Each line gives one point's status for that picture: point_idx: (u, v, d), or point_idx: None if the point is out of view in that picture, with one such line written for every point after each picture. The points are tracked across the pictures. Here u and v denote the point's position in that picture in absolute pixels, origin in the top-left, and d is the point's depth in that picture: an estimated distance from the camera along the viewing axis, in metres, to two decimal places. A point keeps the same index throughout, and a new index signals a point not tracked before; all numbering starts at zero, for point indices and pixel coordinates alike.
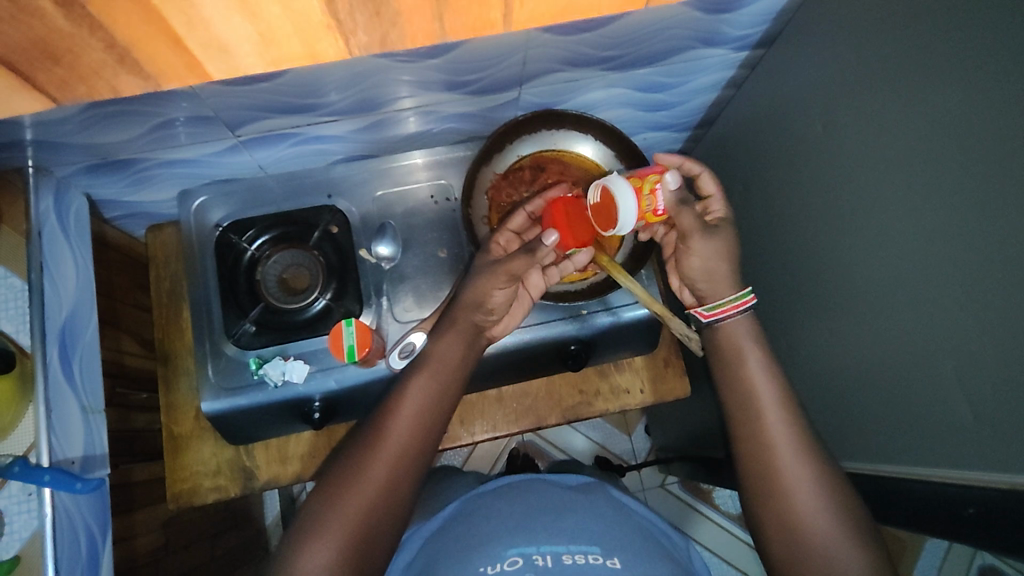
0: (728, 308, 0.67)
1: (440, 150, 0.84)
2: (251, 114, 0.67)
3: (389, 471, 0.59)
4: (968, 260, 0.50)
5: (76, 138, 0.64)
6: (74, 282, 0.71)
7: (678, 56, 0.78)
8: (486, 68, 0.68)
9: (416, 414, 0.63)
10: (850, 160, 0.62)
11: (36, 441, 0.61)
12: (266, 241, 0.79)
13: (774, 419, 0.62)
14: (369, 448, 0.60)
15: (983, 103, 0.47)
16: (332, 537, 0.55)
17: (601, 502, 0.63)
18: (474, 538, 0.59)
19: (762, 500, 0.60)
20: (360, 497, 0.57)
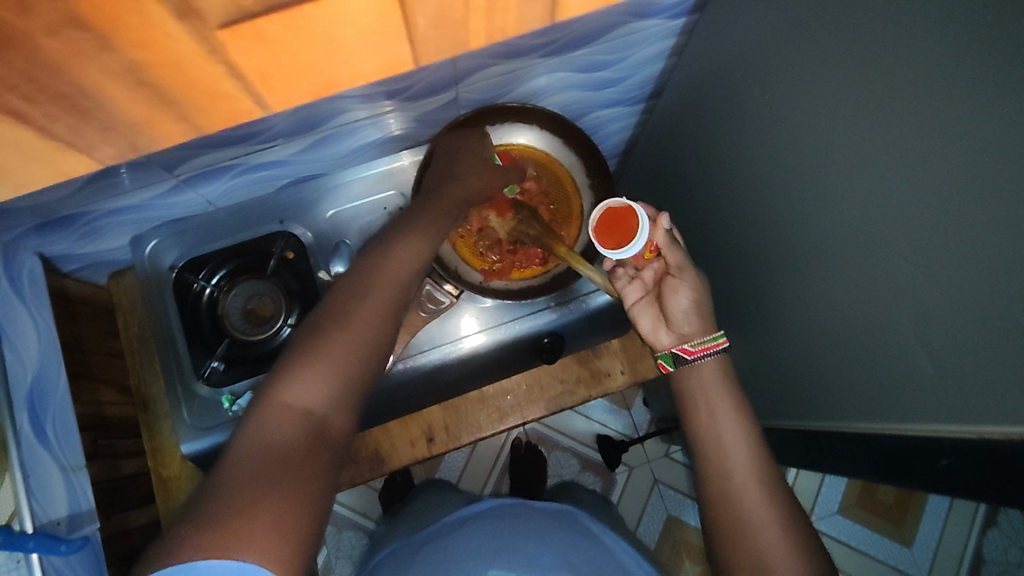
0: (701, 348, 0.69)
1: (383, 162, 0.84)
2: (191, 152, 0.67)
3: (379, 317, 0.58)
4: (901, 214, 0.48)
5: (19, 204, 0.64)
6: (35, 345, 0.71)
7: (612, 33, 0.76)
8: (415, 75, 0.67)
9: (405, 274, 0.63)
10: (779, 120, 0.61)
11: (19, 508, 0.61)
12: (224, 276, 0.81)
13: (732, 424, 0.65)
14: (361, 292, 0.59)
15: (892, 56, 0.46)
16: (326, 362, 0.54)
17: (573, 537, 0.70)
18: (455, 558, 0.65)
19: (730, 490, 0.61)
20: (353, 333, 0.56)
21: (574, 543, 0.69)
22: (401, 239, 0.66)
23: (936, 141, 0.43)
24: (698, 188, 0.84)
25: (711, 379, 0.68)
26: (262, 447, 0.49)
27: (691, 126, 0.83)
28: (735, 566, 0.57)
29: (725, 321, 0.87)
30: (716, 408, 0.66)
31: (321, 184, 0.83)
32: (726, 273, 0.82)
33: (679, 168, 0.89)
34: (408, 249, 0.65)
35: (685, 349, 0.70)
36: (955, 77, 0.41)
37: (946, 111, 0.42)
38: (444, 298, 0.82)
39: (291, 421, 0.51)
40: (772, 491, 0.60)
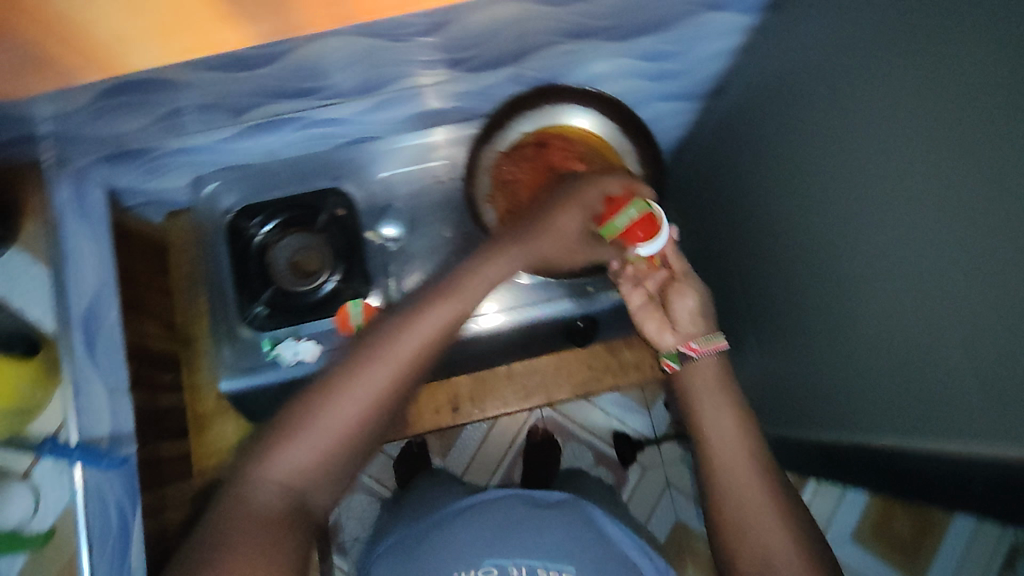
0: (708, 346, 0.68)
1: (453, 129, 0.84)
2: (257, 100, 0.71)
3: (381, 393, 0.49)
4: (956, 222, 0.47)
5: (93, 130, 0.70)
6: (93, 268, 0.74)
7: (683, 24, 0.77)
8: (486, 42, 0.70)
9: (428, 338, 0.52)
10: (837, 123, 0.60)
11: (66, 420, 0.66)
12: (274, 227, 0.80)
13: (729, 417, 0.63)
14: (366, 362, 0.50)
15: (953, 62, 0.45)
16: (313, 438, 0.48)
17: (572, 521, 0.73)
18: (458, 542, 0.70)
19: (737, 489, 0.59)
20: (348, 410, 0.48)
21: (572, 526, 0.72)
22: (427, 300, 0.54)
23: (994, 144, 0.42)
24: (745, 190, 0.83)
25: (710, 380, 0.66)
26: (234, 525, 0.44)
27: (744, 125, 0.82)
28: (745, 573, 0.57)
29: (761, 326, 0.86)
30: (719, 408, 0.64)
31: (377, 146, 0.84)
32: (765, 277, 0.81)
33: (727, 169, 0.89)
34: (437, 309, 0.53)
35: (692, 345, 0.68)
36: (1007, 83, 0.41)
37: (999, 118, 0.42)
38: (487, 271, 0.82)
39: (264, 506, 0.46)
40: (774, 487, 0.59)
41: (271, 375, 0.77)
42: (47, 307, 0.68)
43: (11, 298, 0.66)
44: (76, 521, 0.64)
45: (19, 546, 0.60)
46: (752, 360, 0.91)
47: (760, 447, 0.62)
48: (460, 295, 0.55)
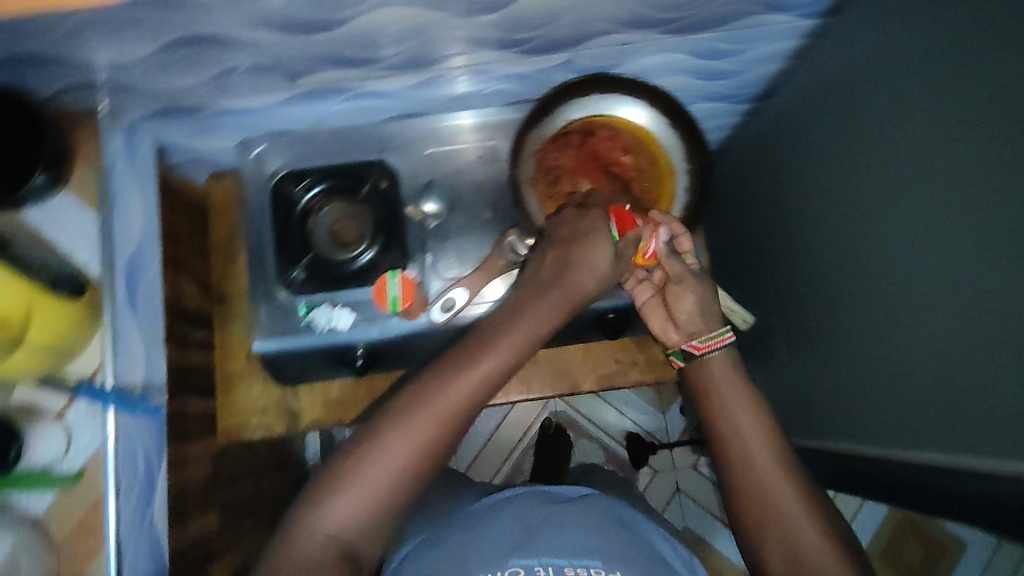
0: (712, 342, 0.68)
1: (490, 112, 0.85)
2: (311, 67, 0.71)
3: (420, 449, 0.54)
4: (1005, 231, 0.46)
5: (149, 81, 0.71)
6: (138, 219, 0.75)
7: (739, 22, 0.77)
8: (546, 24, 0.70)
9: (465, 395, 0.56)
10: (885, 129, 0.60)
11: (103, 364, 0.66)
12: (320, 192, 0.81)
13: (741, 403, 0.64)
14: (406, 420, 0.54)
15: (1013, 69, 0.45)
16: (358, 492, 0.53)
17: (590, 516, 0.73)
18: (480, 545, 0.69)
19: (762, 484, 0.59)
20: (390, 465, 0.54)
21: (593, 523, 0.71)
22: (464, 357, 0.57)
23: None
24: (784, 194, 0.83)
25: (723, 377, 0.67)
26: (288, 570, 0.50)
27: (790, 130, 0.81)
28: (778, 568, 0.57)
29: (794, 333, 0.85)
30: (730, 397, 0.65)
31: (426, 120, 0.84)
32: (801, 283, 0.81)
33: (767, 174, 0.88)
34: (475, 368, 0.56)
35: (695, 345, 0.69)
36: None
37: None
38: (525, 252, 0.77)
39: (317, 555, 0.51)
40: (796, 476, 0.60)
41: (309, 338, 0.78)
42: (93, 252, 0.69)
43: (57, 241, 0.68)
44: (105, 465, 0.64)
45: (50, 481, 0.61)
46: (780, 368, 0.90)
47: (775, 436, 0.62)
48: (497, 351, 0.57)
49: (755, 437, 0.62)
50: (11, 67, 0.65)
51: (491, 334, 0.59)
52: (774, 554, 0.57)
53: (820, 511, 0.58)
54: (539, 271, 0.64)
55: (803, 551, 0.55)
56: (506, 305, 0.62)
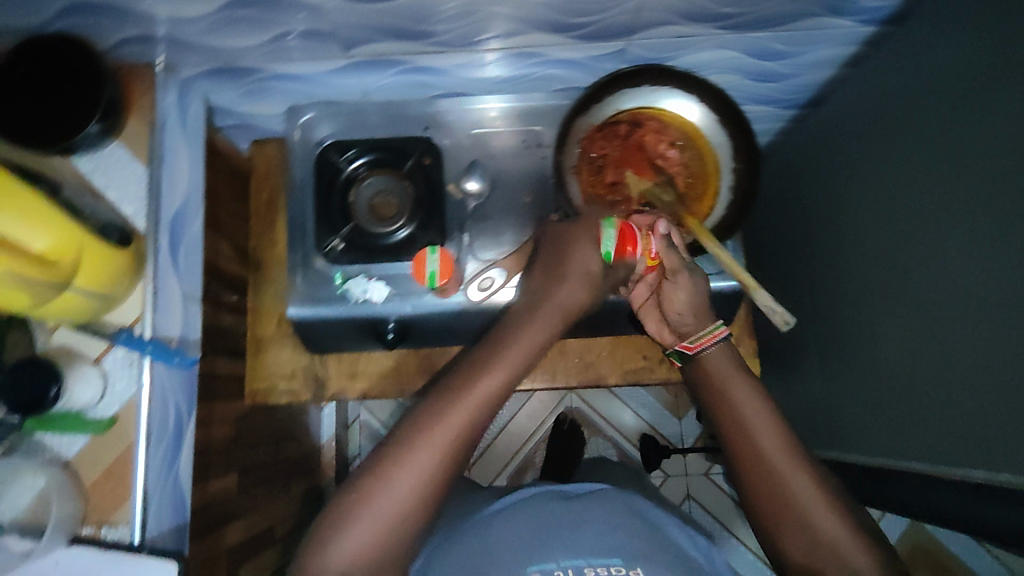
0: (705, 339, 0.68)
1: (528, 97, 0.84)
2: (367, 36, 0.71)
3: (428, 472, 0.55)
4: None
5: (204, 39, 0.70)
6: (185, 175, 0.76)
7: (800, 23, 0.75)
8: (605, 10, 0.69)
9: (467, 416, 0.55)
10: (959, 138, 0.58)
11: (143, 314, 0.67)
12: (365, 163, 0.80)
13: (738, 378, 0.64)
14: (410, 448, 0.55)
15: None
16: (369, 522, 0.54)
17: (608, 509, 0.73)
18: (500, 551, 0.68)
19: (770, 467, 0.59)
20: (401, 494, 0.54)
21: (612, 517, 0.71)
22: (462, 379, 0.57)
23: None
24: (828, 202, 0.81)
25: (727, 371, 0.65)
26: None
27: (840, 136, 0.80)
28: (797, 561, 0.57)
29: (826, 344, 0.84)
30: (727, 375, 0.65)
31: (475, 102, 0.83)
32: (839, 293, 0.80)
33: (811, 180, 0.87)
34: (476, 388, 0.56)
35: (687, 345, 0.69)
36: None
37: None
38: None
39: None
40: (802, 457, 0.59)
41: (347, 308, 0.79)
42: (139, 204, 0.70)
43: (107, 191, 0.70)
44: (138, 412, 0.65)
45: (86, 425, 0.64)
46: (809, 377, 0.89)
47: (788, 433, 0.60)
48: (496, 370, 0.57)
49: (772, 441, 0.60)
50: (76, 15, 0.66)
51: (488, 352, 0.58)
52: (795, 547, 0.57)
53: (849, 513, 0.57)
54: (530, 289, 0.63)
55: (823, 541, 0.56)
56: (500, 321, 0.61)
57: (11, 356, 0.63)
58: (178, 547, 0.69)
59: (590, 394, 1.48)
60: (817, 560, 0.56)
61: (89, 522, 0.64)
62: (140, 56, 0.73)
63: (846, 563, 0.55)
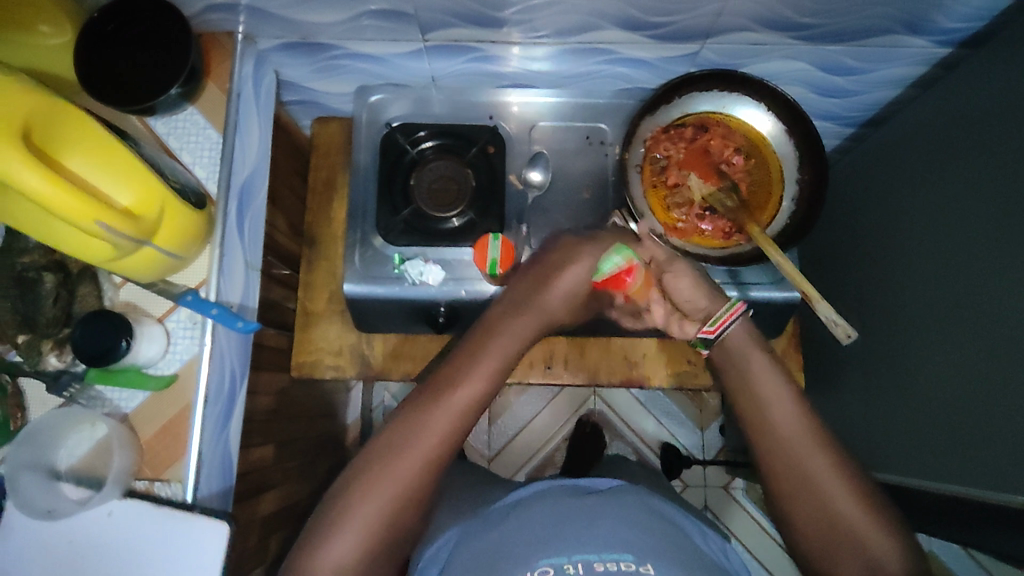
0: (724, 317, 0.65)
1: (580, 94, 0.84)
2: (443, 19, 0.71)
3: (408, 480, 0.57)
4: None
5: (285, 12, 0.70)
6: (254, 146, 0.77)
7: (877, 40, 0.75)
8: (686, 11, 0.69)
9: (444, 426, 0.59)
10: None
11: (208, 278, 0.68)
12: (432, 146, 0.81)
13: (758, 353, 0.64)
14: (388, 460, 0.57)
15: None
16: (353, 530, 0.56)
17: (630, 509, 0.68)
18: (512, 547, 0.64)
19: (794, 449, 0.59)
20: (380, 505, 0.56)
21: (633, 516, 0.66)
22: (437, 393, 0.60)
23: None
24: (887, 223, 0.81)
25: (742, 346, 0.64)
26: None
27: (906, 155, 0.80)
28: (814, 549, 0.58)
29: (868, 363, 0.84)
30: (749, 351, 0.64)
31: (561, 99, 0.84)
32: (889, 312, 0.79)
33: (868, 200, 0.87)
34: (454, 396, 0.60)
35: (706, 329, 0.65)
36: None
37: None
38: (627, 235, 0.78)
39: None
40: (825, 438, 0.59)
41: (405, 288, 0.79)
42: (213, 169, 0.71)
43: (182, 154, 0.71)
44: (198, 373, 0.66)
45: (149, 382, 0.65)
46: (847, 395, 0.88)
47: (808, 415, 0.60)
48: (471, 380, 0.60)
49: (790, 422, 0.60)
50: None
51: (459, 363, 0.61)
52: (810, 532, 0.57)
53: (881, 512, 0.57)
54: (505, 300, 0.66)
55: (838, 522, 0.56)
56: (469, 333, 0.64)
57: (83, 307, 0.66)
58: (223, 508, 0.69)
59: (613, 398, 1.48)
60: (834, 547, 0.57)
61: (144, 476, 0.65)
62: (219, 25, 0.73)
63: (863, 548, 0.56)
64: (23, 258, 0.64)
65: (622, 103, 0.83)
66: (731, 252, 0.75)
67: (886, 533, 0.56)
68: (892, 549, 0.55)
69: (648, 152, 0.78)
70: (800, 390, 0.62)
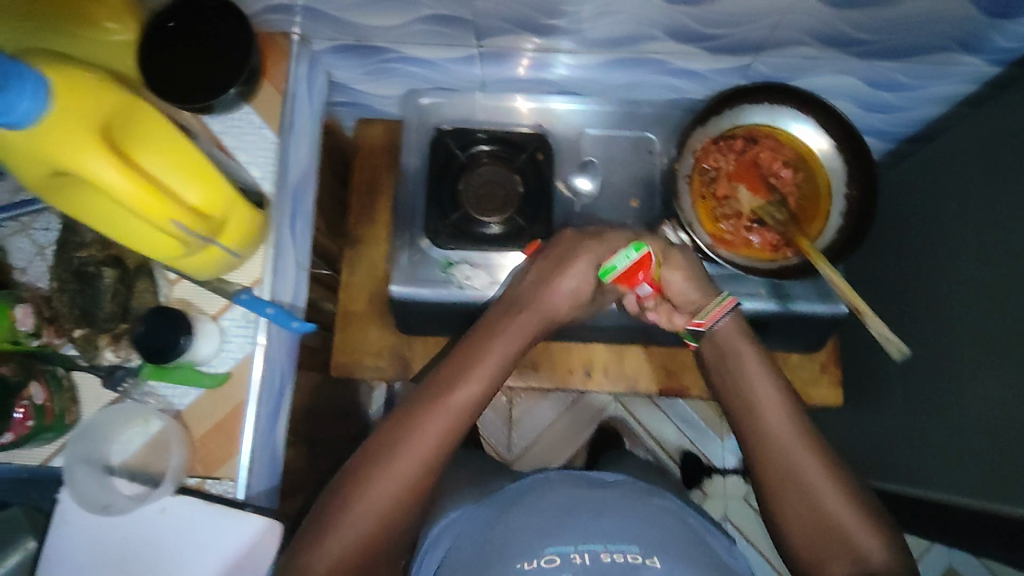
0: (716, 310, 0.64)
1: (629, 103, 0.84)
2: (502, 26, 0.72)
3: (404, 481, 0.57)
4: None
5: (344, 15, 0.71)
6: (306, 146, 0.77)
7: (929, 57, 0.75)
8: (745, 24, 0.69)
9: (442, 428, 0.59)
10: None
11: (263, 277, 0.68)
12: (484, 150, 0.81)
13: (748, 347, 0.64)
14: (384, 463, 0.58)
15: None
16: (348, 530, 0.56)
17: (626, 500, 0.67)
18: (512, 532, 0.62)
19: (781, 448, 0.60)
20: (376, 508, 0.56)
21: (630, 506, 0.65)
22: (433, 396, 0.60)
23: None
24: (932, 239, 0.81)
25: (737, 340, 0.64)
26: None
27: (952, 173, 0.80)
28: (803, 548, 0.59)
29: (909, 379, 0.84)
30: (740, 346, 0.64)
31: (613, 107, 0.84)
32: (934, 328, 0.79)
33: (910, 216, 0.87)
34: (450, 399, 0.60)
35: (696, 322, 0.65)
36: None
37: None
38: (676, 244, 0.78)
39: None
40: (813, 436, 0.61)
41: (454, 291, 0.80)
42: (268, 169, 0.70)
43: (238, 151, 0.70)
44: (252, 371, 0.67)
45: (203, 379, 0.65)
46: (884, 410, 0.88)
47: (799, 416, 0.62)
48: (470, 382, 0.61)
49: (780, 421, 0.61)
50: None
51: (460, 362, 0.62)
52: (798, 529, 0.59)
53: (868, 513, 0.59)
54: (505, 300, 0.67)
55: (826, 519, 0.58)
56: (469, 333, 0.65)
57: (140, 303, 0.66)
58: (270, 506, 0.70)
59: (635, 405, 1.47)
60: (823, 544, 0.58)
61: (196, 473, 0.65)
62: (276, 26, 0.73)
63: (852, 543, 0.58)
64: (81, 253, 0.65)
65: (669, 113, 0.83)
66: (779, 264, 0.75)
67: (872, 531, 0.58)
68: (880, 548, 0.58)
69: (697, 163, 0.78)
70: (789, 386, 0.64)
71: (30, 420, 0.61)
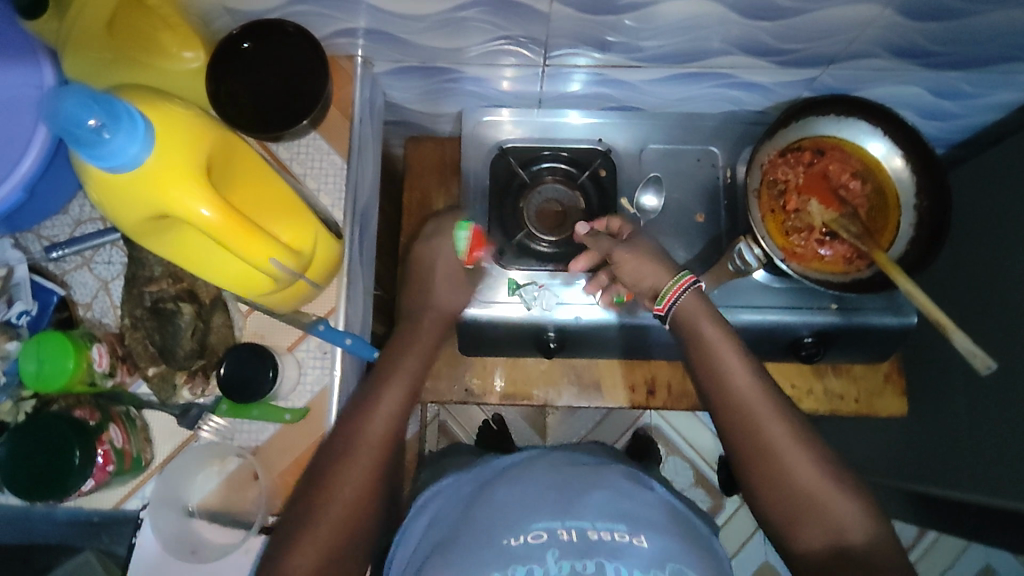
0: (672, 292, 0.63)
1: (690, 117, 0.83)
2: (569, 45, 0.70)
3: (366, 488, 0.53)
4: None
5: (411, 38, 0.69)
6: (369, 169, 0.76)
7: (998, 66, 0.75)
8: (820, 38, 0.68)
9: (383, 438, 0.55)
10: None
11: (337, 307, 0.67)
12: (547, 168, 0.80)
13: (708, 322, 0.61)
14: (324, 485, 0.53)
15: None
16: (311, 536, 0.51)
17: (622, 479, 0.57)
18: (494, 508, 0.53)
19: (750, 413, 0.57)
20: (328, 532, 0.51)
21: (622, 486, 0.56)
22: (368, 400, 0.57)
23: None
24: (1000, 247, 0.81)
25: (703, 316, 0.62)
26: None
27: (1018, 180, 0.79)
28: (774, 518, 0.55)
29: (973, 386, 0.83)
30: (700, 319, 0.62)
31: (673, 122, 0.83)
32: (1003, 335, 0.79)
33: (971, 223, 0.86)
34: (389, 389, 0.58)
35: (658, 308, 0.64)
36: None
37: None
38: (752, 261, 0.75)
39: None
40: (777, 399, 0.57)
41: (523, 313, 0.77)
42: (337, 197, 0.68)
43: (305, 178, 0.69)
44: (331, 405, 0.65)
45: (282, 414, 0.64)
46: (944, 417, 0.88)
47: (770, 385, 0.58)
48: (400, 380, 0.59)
49: (754, 393, 0.57)
50: (300, 7, 0.65)
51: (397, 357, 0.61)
52: (778, 502, 0.54)
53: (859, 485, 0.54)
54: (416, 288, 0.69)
55: (794, 479, 0.54)
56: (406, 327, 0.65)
57: (217, 340, 0.64)
58: None
59: (670, 415, 1.42)
60: (793, 515, 0.54)
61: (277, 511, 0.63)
62: (341, 49, 0.72)
63: (835, 524, 0.53)
64: (152, 288, 0.63)
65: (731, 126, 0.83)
66: (855, 277, 0.74)
67: (849, 496, 0.53)
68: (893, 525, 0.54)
69: (764, 177, 0.77)
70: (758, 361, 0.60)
71: (111, 464, 0.59)
